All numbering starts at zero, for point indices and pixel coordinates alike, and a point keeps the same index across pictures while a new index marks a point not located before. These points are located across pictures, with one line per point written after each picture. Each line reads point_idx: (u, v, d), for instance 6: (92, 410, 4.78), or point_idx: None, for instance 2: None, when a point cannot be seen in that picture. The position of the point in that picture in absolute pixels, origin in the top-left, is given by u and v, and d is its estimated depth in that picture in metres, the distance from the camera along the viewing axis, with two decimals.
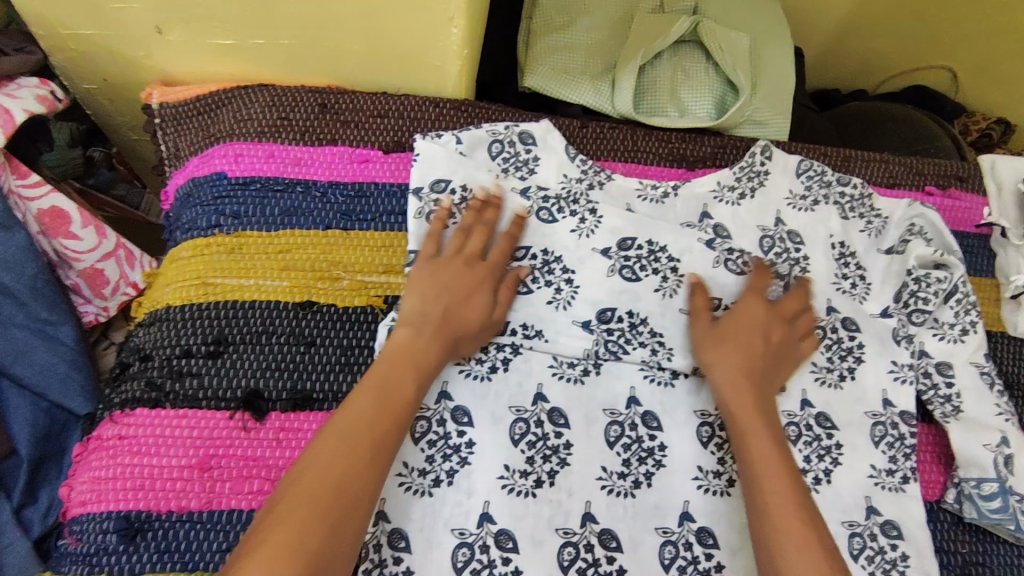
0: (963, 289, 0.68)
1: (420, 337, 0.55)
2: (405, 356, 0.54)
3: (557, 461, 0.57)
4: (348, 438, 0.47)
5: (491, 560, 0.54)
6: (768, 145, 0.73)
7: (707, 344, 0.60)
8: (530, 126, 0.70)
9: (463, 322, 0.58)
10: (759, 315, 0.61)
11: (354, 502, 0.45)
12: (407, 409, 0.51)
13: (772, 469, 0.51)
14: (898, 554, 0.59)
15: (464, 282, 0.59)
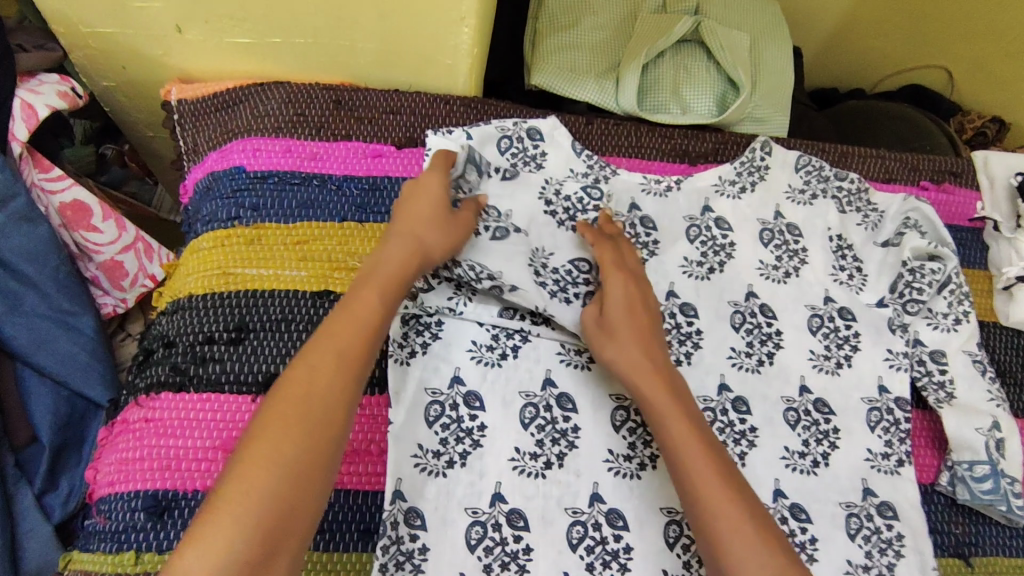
0: (956, 279, 0.70)
1: (390, 254, 0.54)
2: (373, 274, 0.52)
3: (565, 444, 0.60)
4: (321, 353, 0.46)
5: (504, 538, 0.56)
6: (768, 141, 0.75)
7: (600, 341, 0.58)
8: (538, 123, 0.72)
9: (425, 232, 0.57)
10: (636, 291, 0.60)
11: (326, 411, 0.44)
12: (376, 316, 0.50)
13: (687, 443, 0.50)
14: (894, 533, 0.61)
15: (434, 202, 0.58)
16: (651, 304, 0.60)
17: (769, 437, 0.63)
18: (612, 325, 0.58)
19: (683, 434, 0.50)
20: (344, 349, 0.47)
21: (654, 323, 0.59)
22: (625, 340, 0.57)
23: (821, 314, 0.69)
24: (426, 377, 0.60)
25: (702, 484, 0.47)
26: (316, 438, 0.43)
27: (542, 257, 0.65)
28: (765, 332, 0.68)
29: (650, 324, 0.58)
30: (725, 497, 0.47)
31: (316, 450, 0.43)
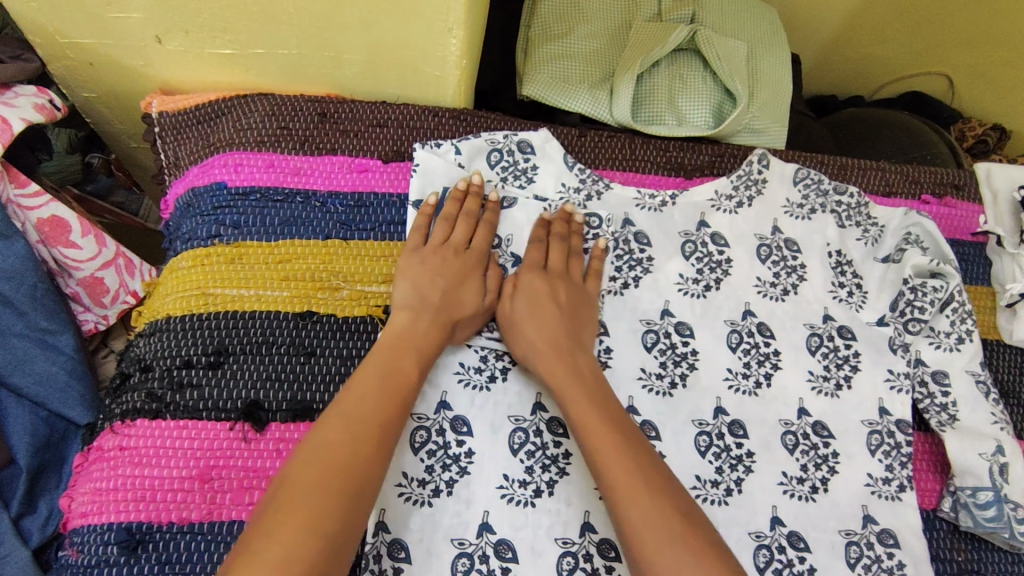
0: (959, 297, 0.67)
1: (419, 324, 0.57)
2: (406, 341, 0.56)
3: (556, 471, 0.58)
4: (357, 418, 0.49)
5: (490, 570, 0.54)
6: (766, 153, 0.74)
7: (510, 330, 0.60)
8: (529, 136, 0.71)
9: (461, 308, 0.60)
10: (546, 287, 0.62)
11: (359, 479, 0.46)
12: (405, 388, 0.53)
13: (608, 453, 0.50)
14: (895, 562, 0.59)
15: (475, 290, 0.61)
16: (569, 305, 0.62)
17: (766, 463, 0.61)
18: (518, 318, 0.60)
19: (603, 443, 0.51)
20: (380, 419, 0.50)
21: (568, 329, 0.60)
22: (533, 337, 0.59)
23: (820, 333, 0.67)
24: (411, 403, 0.58)
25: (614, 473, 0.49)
26: (353, 497, 0.45)
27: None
28: (764, 352, 0.66)
29: (558, 320, 0.60)
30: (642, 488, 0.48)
31: (350, 511, 0.45)
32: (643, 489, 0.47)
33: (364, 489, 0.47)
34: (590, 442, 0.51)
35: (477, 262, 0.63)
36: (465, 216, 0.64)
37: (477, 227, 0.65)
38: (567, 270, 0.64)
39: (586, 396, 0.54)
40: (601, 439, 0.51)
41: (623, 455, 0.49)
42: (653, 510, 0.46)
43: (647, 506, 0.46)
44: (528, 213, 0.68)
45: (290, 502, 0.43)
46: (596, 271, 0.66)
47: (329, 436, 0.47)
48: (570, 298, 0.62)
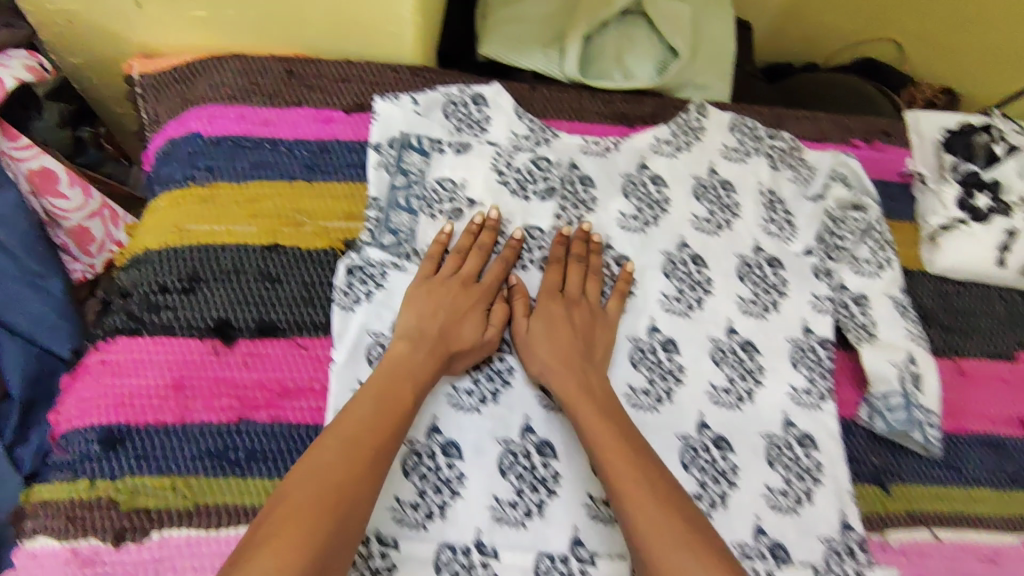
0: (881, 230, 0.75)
1: (416, 355, 0.60)
2: (404, 371, 0.58)
3: (500, 382, 0.64)
4: (349, 446, 0.51)
5: (437, 466, 0.59)
6: (703, 104, 0.80)
7: (526, 347, 0.64)
8: (481, 89, 0.77)
9: (457, 343, 0.62)
10: (562, 312, 0.65)
11: (350, 505, 0.49)
12: (393, 417, 0.55)
13: (624, 476, 0.54)
14: (813, 462, 0.64)
15: (474, 325, 0.63)
16: (581, 332, 0.64)
17: (695, 375, 0.67)
18: (532, 336, 0.64)
19: (626, 474, 0.54)
20: (373, 448, 0.52)
21: (588, 356, 0.63)
22: (548, 357, 0.62)
23: (750, 263, 0.73)
24: (368, 321, 0.64)
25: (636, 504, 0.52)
26: (342, 522, 0.48)
27: (498, 224, 0.71)
28: (699, 280, 0.71)
29: (572, 341, 0.63)
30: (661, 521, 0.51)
31: (340, 537, 0.47)
32: (658, 514, 0.51)
33: (352, 512, 0.49)
34: (606, 461, 0.55)
35: (478, 296, 0.65)
36: (478, 251, 0.67)
37: (482, 261, 0.67)
38: (581, 295, 0.67)
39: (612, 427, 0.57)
40: (620, 466, 0.54)
41: (638, 483, 0.53)
42: (671, 541, 0.50)
43: (661, 526, 0.50)
44: (481, 158, 0.73)
45: (287, 527, 0.45)
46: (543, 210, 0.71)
47: (323, 463, 0.50)
48: (586, 320, 0.65)
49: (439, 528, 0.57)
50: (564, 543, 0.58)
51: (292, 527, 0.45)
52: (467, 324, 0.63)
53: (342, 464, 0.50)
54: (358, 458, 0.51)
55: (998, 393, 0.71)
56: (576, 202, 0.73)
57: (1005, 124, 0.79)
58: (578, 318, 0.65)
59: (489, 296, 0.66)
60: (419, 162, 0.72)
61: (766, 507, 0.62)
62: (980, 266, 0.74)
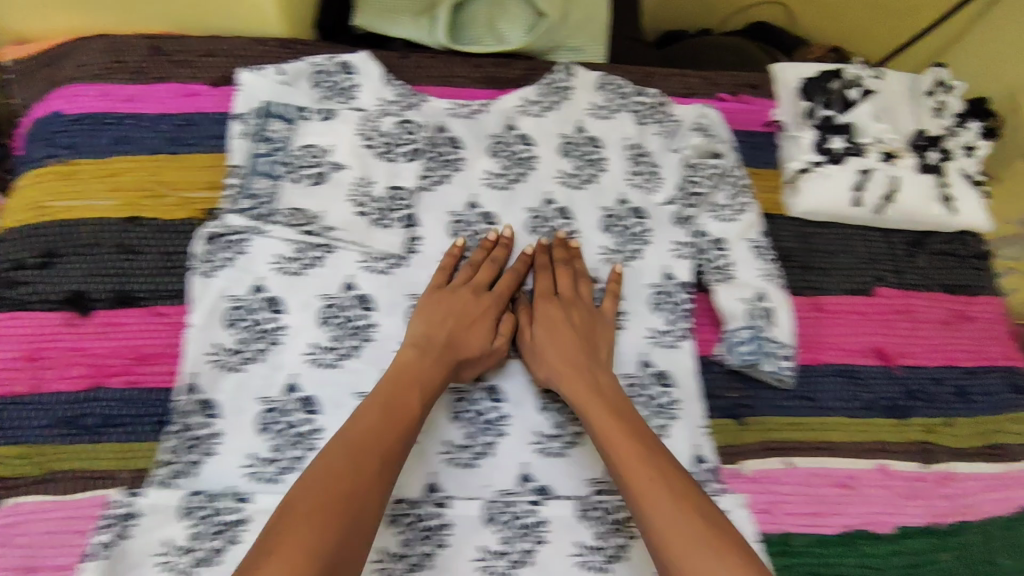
0: (738, 175, 0.78)
1: (425, 360, 0.61)
2: (409, 378, 0.59)
3: (361, 338, 0.65)
4: (359, 453, 0.52)
5: (294, 421, 0.61)
6: (570, 64, 0.81)
7: (531, 354, 0.65)
8: (349, 57, 0.77)
9: (465, 350, 0.63)
10: (557, 312, 0.67)
11: (361, 515, 0.49)
12: (404, 428, 0.56)
13: (634, 467, 0.54)
14: (669, 399, 0.66)
15: (483, 333, 0.65)
16: (586, 324, 0.67)
17: None
18: (537, 342, 0.65)
19: (635, 463, 0.54)
20: (379, 453, 0.53)
21: (598, 357, 0.65)
22: (552, 361, 0.64)
23: (614, 214, 0.75)
24: (227, 286, 0.65)
25: (647, 495, 0.52)
26: (353, 522, 0.48)
27: (363, 187, 0.71)
28: (564, 233, 0.73)
29: (574, 343, 0.64)
30: (666, 510, 0.51)
31: (348, 541, 0.47)
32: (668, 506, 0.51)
33: (362, 514, 0.49)
34: (613, 452, 0.56)
35: (491, 303, 0.67)
36: (489, 263, 0.69)
37: (493, 274, 0.69)
38: (574, 294, 0.69)
39: (617, 421, 0.58)
40: (629, 459, 0.55)
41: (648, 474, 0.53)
42: (693, 527, 0.50)
43: (674, 516, 0.50)
44: (347, 125, 0.74)
45: (290, 532, 0.46)
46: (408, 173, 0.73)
47: (333, 467, 0.51)
48: (584, 320, 0.67)
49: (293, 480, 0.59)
50: (417, 488, 0.61)
51: (304, 535, 0.45)
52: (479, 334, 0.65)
53: (352, 472, 0.50)
54: (370, 468, 0.52)
55: (853, 326, 0.74)
56: (443, 163, 0.74)
57: (863, 70, 0.81)
58: (580, 318, 0.67)
59: (496, 304, 0.68)
60: (283, 129, 0.72)
61: None
62: (835, 207, 0.77)
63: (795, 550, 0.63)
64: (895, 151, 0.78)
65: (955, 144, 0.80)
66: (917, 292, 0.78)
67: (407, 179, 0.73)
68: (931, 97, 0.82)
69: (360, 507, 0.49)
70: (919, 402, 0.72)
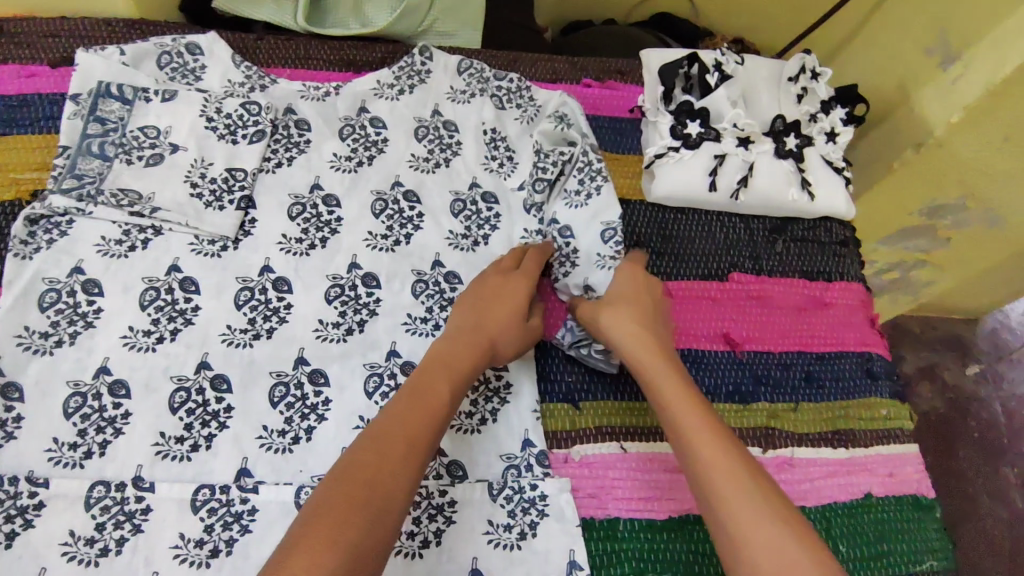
0: (588, 158, 0.75)
1: (459, 346, 0.60)
2: (445, 363, 0.58)
3: (181, 321, 0.63)
4: (387, 439, 0.50)
5: (101, 406, 0.59)
6: (427, 47, 0.80)
7: (594, 319, 0.65)
8: (196, 38, 0.76)
9: (500, 331, 0.62)
10: (636, 284, 0.67)
11: (391, 493, 0.47)
12: (444, 412, 0.54)
13: (707, 443, 0.52)
14: (502, 383, 0.65)
15: (513, 310, 0.63)
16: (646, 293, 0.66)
17: (392, 307, 0.67)
18: (609, 301, 0.65)
19: (707, 445, 0.52)
20: (413, 437, 0.51)
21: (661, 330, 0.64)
22: (622, 319, 0.63)
23: (464, 199, 0.74)
24: (44, 268, 0.63)
25: (717, 474, 0.50)
26: (379, 508, 0.46)
27: (200, 168, 0.70)
28: (409, 217, 0.72)
29: (643, 312, 0.64)
30: (747, 494, 0.49)
31: (377, 528, 0.45)
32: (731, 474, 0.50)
33: (390, 502, 0.47)
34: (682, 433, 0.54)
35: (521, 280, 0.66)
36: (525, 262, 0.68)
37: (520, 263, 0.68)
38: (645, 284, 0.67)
39: (682, 399, 0.56)
40: (705, 440, 0.52)
41: (724, 456, 0.51)
42: (763, 515, 0.47)
43: (748, 497, 0.48)
44: (189, 105, 0.72)
45: (320, 520, 0.43)
46: (250, 155, 0.71)
47: (369, 454, 0.49)
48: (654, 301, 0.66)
49: (96, 466, 0.57)
50: (228, 475, 0.58)
51: (325, 526, 0.43)
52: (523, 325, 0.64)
53: (383, 456, 0.48)
54: (395, 450, 0.49)
55: (702, 311, 0.72)
56: (287, 146, 0.73)
57: (726, 56, 0.80)
58: (637, 279, 0.67)
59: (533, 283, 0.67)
60: (120, 110, 0.71)
61: (446, 428, 0.62)
62: (689, 192, 0.75)
63: (622, 535, 0.61)
64: (751, 137, 0.77)
65: (816, 130, 0.80)
66: (773, 277, 0.76)
67: (248, 161, 0.71)
68: (795, 84, 0.81)
69: (390, 493, 0.47)
70: (765, 386, 0.70)
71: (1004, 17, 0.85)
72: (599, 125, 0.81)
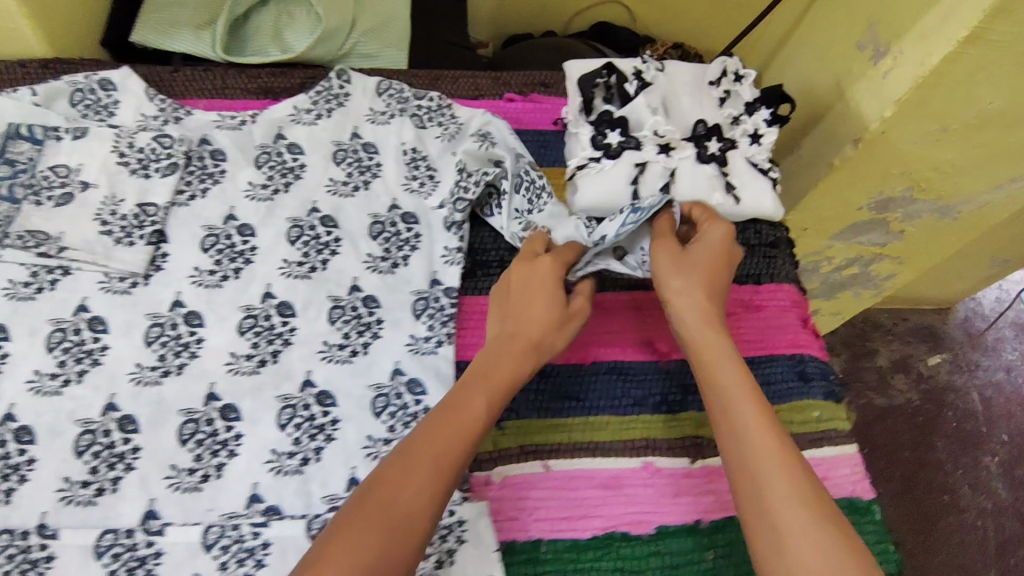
0: (528, 175, 0.75)
1: (501, 353, 0.58)
2: (493, 379, 0.56)
3: (89, 362, 0.62)
4: (414, 458, 0.49)
5: (6, 453, 0.58)
6: (344, 70, 0.80)
7: (673, 269, 0.62)
8: (109, 74, 0.76)
9: (535, 330, 0.60)
10: (718, 257, 0.64)
11: (410, 518, 0.46)
12: (475, 431, 0.52)
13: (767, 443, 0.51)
14: (421, 406, 0.63)
15: (546, 295, 0.62)
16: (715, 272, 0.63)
17: (307, 336, 0.66)
18: (690, 256, 0.63)
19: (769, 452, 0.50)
20: (437, 457, 0.49)
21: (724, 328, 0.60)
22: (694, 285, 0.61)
23: (383, 221, 0.73)
24: None
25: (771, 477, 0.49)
26: (384, 534, 0.45)
27: (111, 205, 0.69)
28: (325, 242, 0.70)
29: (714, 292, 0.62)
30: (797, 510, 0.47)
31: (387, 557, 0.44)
32: (803, 521, 0.47)
33: (403, 529, 0.46)
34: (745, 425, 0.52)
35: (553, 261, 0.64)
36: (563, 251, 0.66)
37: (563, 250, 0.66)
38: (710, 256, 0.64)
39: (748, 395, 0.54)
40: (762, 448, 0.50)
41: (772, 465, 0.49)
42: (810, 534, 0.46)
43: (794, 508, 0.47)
44: (101, 142, 0.72)
45: (335, 546, 0.44)
46: (162, 188, 0.70)
47: (392, 475, 0.48)
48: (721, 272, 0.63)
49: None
50: (134, 518, 0.57)
51: (335, 559, 0.43)
52: (554, 317, 0.61)
53: (407, 474, 0.48)
54: (420, 472, 0.48)
55: (627, 322, 0.72)
56: (202, 177, 0.72)
57: (647, 64, 0.80)
58: (726, 246, 0.66)
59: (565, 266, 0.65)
60: (30, 151, 0.70)
61: (362, 457, 0.61)
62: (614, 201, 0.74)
63: (545, 557, 0.60)
64: (671, 144, 0.76)
65: (738, 133, 0.79)
66: None
67: (160, 195, 0.70)
68: (716, 87, 0.81)
69: (400, 519, 0.46)
70: (694, 394, 0.69)
71: (922, 14, 0.82)
72: (524, 139, 0.81)
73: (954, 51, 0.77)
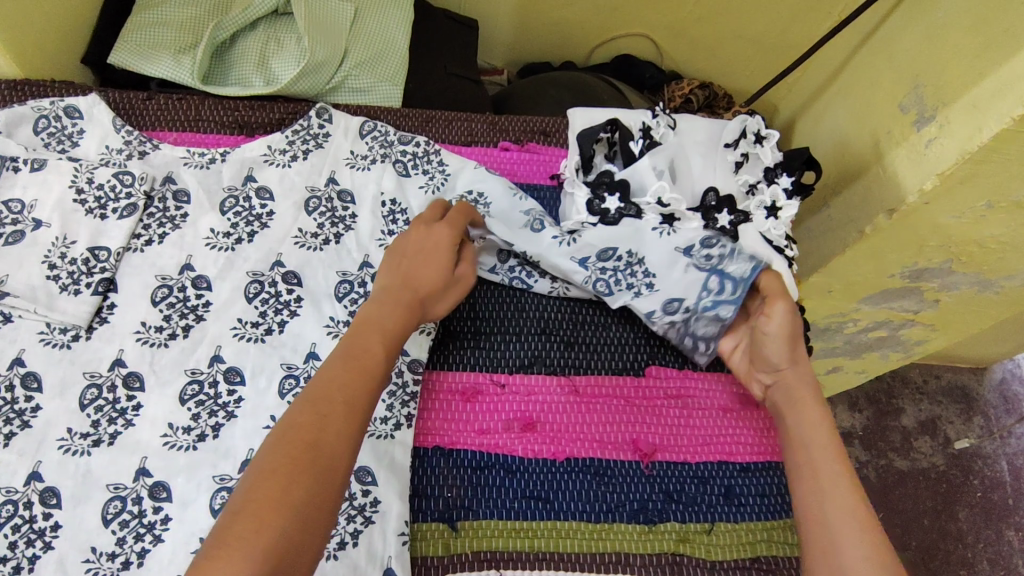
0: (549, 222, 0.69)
1: (388, 307, 0.55)
2: (382, 322, 0.53)
3: (17, 424, 0.57)
4: (319, 403, 0.46)
5: None
6: (326, 108, 0.75)
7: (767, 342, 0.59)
8: (76, 102, 0.71)
9: (426, 282, 0.58)
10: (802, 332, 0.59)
11: (335, 457, 0.44)
12: (379, 372, 0.50)
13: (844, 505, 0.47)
14: (368, 499, 0.56)
15: (426, 242, 0.60)
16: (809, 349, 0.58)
17: (255, 408, 0.60)
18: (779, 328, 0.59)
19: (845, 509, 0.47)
20: (345, 400, 0.47)
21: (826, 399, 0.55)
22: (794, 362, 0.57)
23: (350, 280, 0.67)
24: None
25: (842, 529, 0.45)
26: (313, 475, 0.42)
27: (62, 246, 0.65)
28: (285, 301, 0.65)
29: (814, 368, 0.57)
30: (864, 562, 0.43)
31: (314, 494, 0.42)
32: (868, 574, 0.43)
33: (329, 468, 0.43)
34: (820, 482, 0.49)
35: (450, 231, 0.61)
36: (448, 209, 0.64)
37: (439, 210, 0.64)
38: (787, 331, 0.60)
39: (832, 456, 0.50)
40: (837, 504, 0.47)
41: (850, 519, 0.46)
42: None
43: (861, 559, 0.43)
44: (59, 176, 0.67)
45: (260, 503, 0.40)
46: (118, 231, 0.66)
47: (300, 419, 0.45)
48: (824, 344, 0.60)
49: None
50: None
51: (267, 509, 0.40)
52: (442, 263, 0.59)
53: (322, 418, 0.45)
54: (334, 414, 0.46)
55: (608, 413, 0.65)
56: (160, 220, 0.68)
57: (658, 119, 0.73)
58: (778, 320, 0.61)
59: (458, 233, 0.62)
60: None
61: None
62: (625, 244, 0.67)
63: None
64: (675, 214, 0.68)
65: (754, 204, 0.70)
66: (697, 372, 0.68)
67: (114, 238, 0.65)
68: (733, 149, 0.72)
69: (324, 457, 0.43)
70: (676, 503, 0.62)
71: (982, 77, 0.71)
72: None
73: (1009, 128, 0.67)
